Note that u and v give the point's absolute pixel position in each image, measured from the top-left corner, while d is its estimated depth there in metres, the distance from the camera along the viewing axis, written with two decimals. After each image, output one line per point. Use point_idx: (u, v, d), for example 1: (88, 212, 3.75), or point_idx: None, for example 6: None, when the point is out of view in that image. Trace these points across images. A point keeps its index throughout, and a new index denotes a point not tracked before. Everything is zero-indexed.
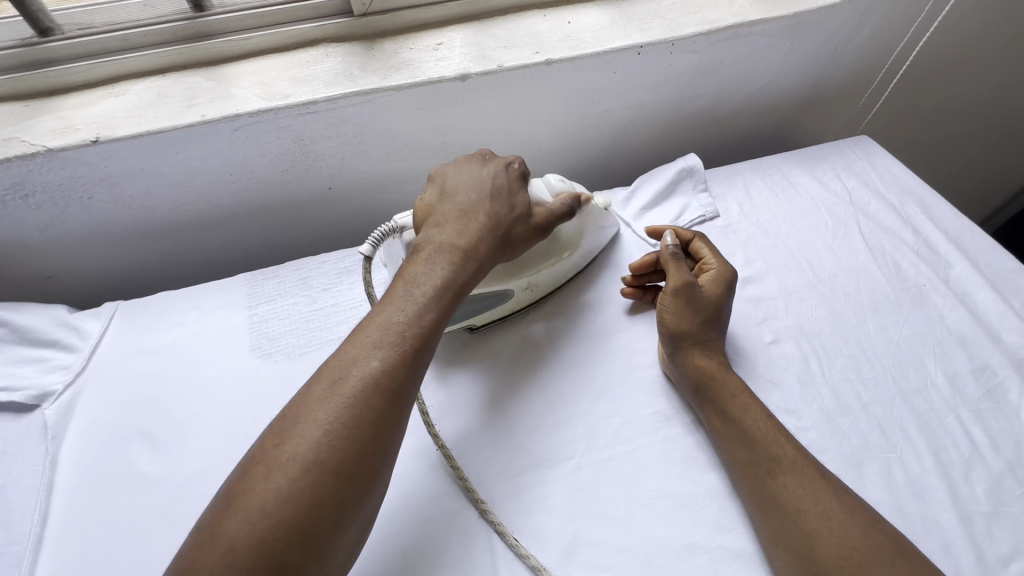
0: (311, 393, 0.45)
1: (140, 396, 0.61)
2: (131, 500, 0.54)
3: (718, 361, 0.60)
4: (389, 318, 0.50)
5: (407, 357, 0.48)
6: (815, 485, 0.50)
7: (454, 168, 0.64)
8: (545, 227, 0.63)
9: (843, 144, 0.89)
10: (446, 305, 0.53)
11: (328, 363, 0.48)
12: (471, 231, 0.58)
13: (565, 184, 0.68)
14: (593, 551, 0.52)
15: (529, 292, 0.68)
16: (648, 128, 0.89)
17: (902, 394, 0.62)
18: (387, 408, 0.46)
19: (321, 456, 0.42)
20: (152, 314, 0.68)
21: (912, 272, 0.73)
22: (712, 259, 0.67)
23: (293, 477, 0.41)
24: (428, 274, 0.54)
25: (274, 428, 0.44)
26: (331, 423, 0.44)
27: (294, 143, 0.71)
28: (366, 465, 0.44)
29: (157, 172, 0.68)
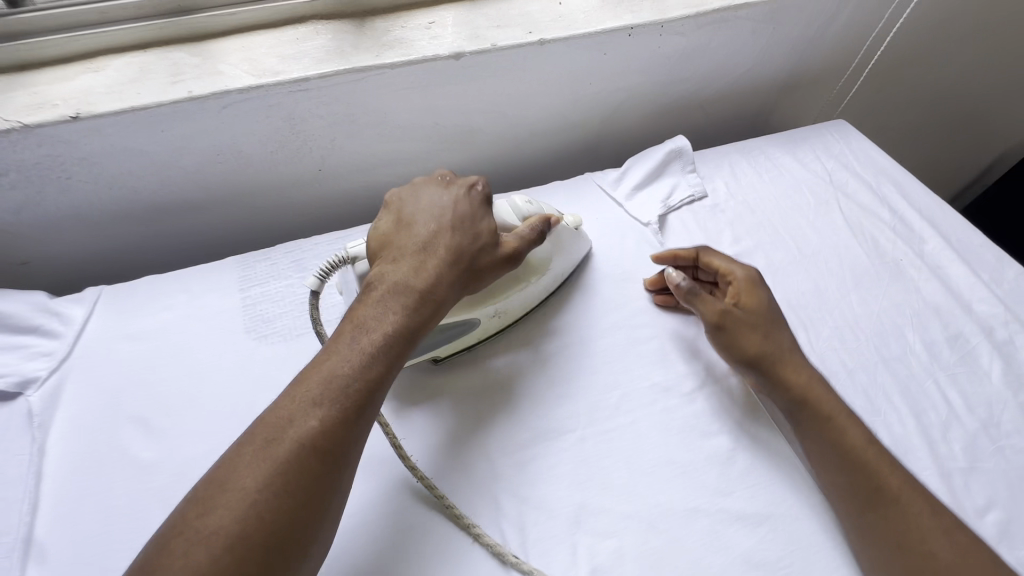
0: (242, 457, 0.44)
1: (131, 381, 0.59)
2: (126, 486, 0.53)
3: (811, 374, 0.58)
4: (329, 373, 0.48)
5: (346, 416, 0.47)
6: (858, 432, 0.55)
7: (412, 195, 0.62)
8: (514, 256, 0.60)
9: (822, 127, 0.93)
10: (392, 357, 0.51)
11: (265, 420, 0.46)
12: (424, 273, 0.55)
13: (532, 205, 0.66)
14: (599, 519, 0.53)
15: (499, 319, 0.65)
16: (636, 111, 0.90)
17: (884, 361, 0.65)
18: (321, 471, 0.45)
19: (247, 531, 0.41)
20: (139, 298, 0.65)
21: (889, 247, 0.76)
22: (734, 268, 0.66)
23: (216, 557, 0.39)
24: (376, 322, 0.52)
25: (199, 495, 0.43)
26: (261, 493, 0.42)
27: (285, 122, 0.69)
28: (300, 534, 0.43)
29: (140, 150, 0.65)
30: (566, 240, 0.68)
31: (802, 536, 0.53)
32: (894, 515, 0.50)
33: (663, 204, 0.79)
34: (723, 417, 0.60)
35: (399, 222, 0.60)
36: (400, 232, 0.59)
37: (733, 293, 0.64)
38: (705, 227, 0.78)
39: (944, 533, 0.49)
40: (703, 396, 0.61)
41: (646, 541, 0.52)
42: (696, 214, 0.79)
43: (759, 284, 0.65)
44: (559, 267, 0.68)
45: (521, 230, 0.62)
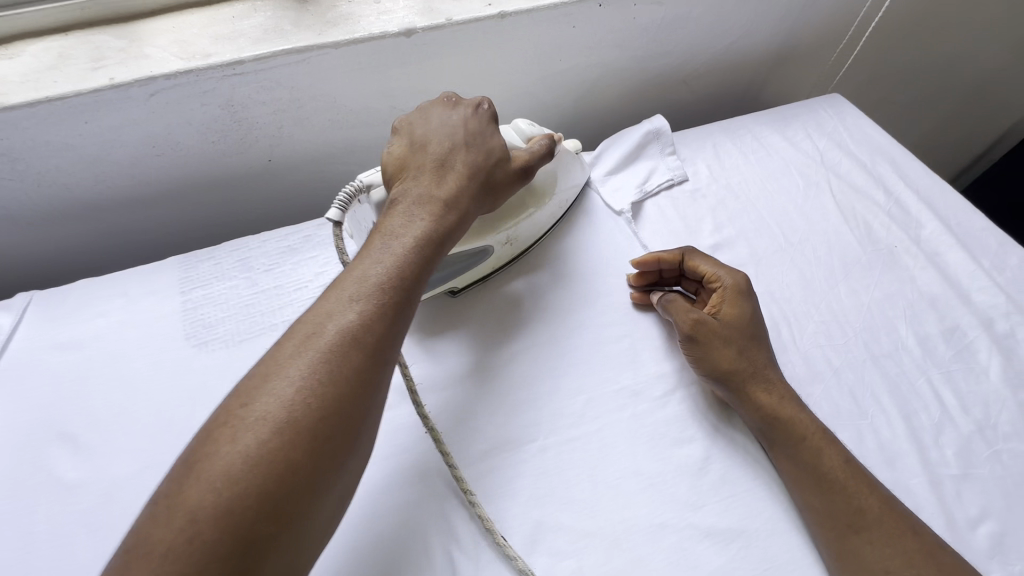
0: (282, 350, 0.41)
1: (60, 394, 0.55)
2: (49, 509, 0.49)
3: (781, 393, 0.54)
4: (364, 272, 0.45)
5: (385, 309, 0.44)
6: (832, 450, 0.51)
7: (425, 111, 0.58)
8: (524, 172, 0.59)
9: (815, 102, 0.86)
10: (427, 255, 0.49)
11: (300, 321, 0.43)
12: (449, 180, 0.53)
13: (536, 127, 0.64)
14: (557, 537, 0.49)
15: (510, 247, 0.65)
16: (613, 89, 0.84)
17: (873, 358, 0.61)
18: (366, 364, 0.41)
19: (294, 416, 0.38)
20: (72, 303, 0.61)
21: (883, 233, 0.71)
22: (719, 272, 0.61)
23: (263, 440, 0.37)
24: (406, 224, 0.49)
25: (239, 390, 0.40)
26: (305, 381, 0.39)
27: (223, 110, 0.64)
28: (349, 428, 0.40)
29: (65, 144, 0.60)
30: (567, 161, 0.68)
31: (778, 553, 0.49)
32: (876, 541, 0.47)
33: (639, 190, 0.74)
34: (697, 423, 0.56)
35: (417, 135, 0.56)
36: (418, 143, 0.56)
37: (714, 304, 0.60)
38: (684, 214, 0.72)
39: (930, 556, 0.46)
40: (675, 400, 0.57)
41: (608, 560, 0.48)
42: (675, 200, 0.74)
43: (748, 294, 0.59)
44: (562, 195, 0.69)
45: (531, 146, 0.61)
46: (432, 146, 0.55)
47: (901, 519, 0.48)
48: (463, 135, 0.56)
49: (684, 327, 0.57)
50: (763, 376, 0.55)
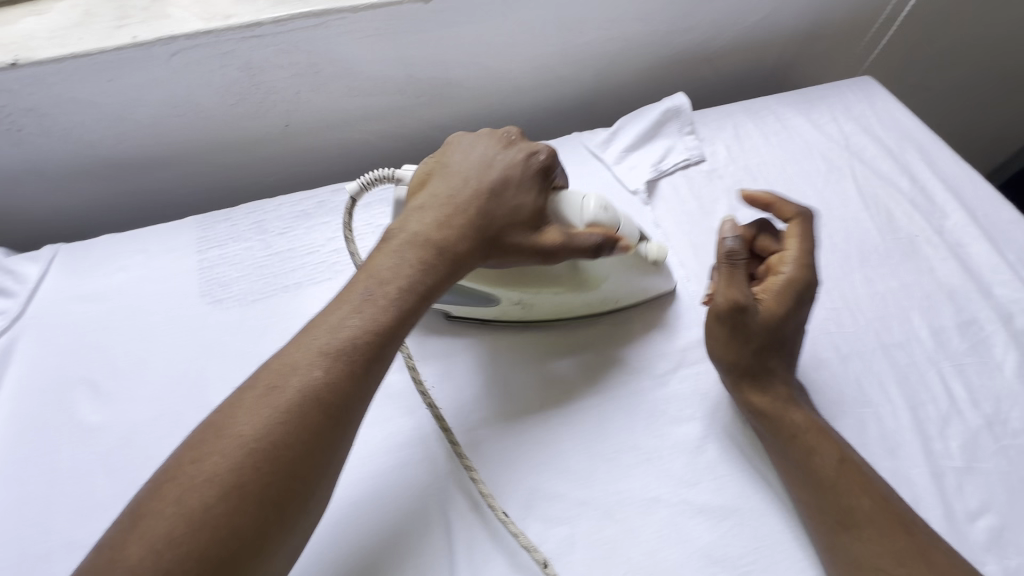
0: (244, 400, 0.42)
1: (81, 343, 0.58)
2: (71, 449, 0.52)
3: (777, 393, 0.53)
4: (338, 324, 0.45)
5: (351, 369, 0.44)
6: (828, 445, 0.50)
7: (461, 142, 0.57)
8: (549, 254, 0.51)
9: (844, 85, 0.83)
10: (407, 312, 0.47)
11: (271, 366, 0.44)
12: (452, 227, 0.51)
13: (607, 213, 0.53)
14: (551, 504, 0.50)
15: (519, 309, 0.58)
16: (632, 65, 0.82)
17: (883, 347, 0.60)
18: (321, 427, 0.42)
19: (241, 480, 0.39)
20: (95, 257, 0.63)
21: (905, 222, 0.69)
22: (792, 264, 0.55)
23: (208, 502, 0.38)
24: (391, 271, 0.48)
25: (198, 437, 0.41)
26: (258, 442, 0.40)
27: (242, 73, 0.64)
28: (294, 491, 0.40)
29: (90, 102, 0.62)
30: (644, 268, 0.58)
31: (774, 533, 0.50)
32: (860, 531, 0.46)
33: (654, 169, 0.73)
34: (698, 402, 0.56)
35: (434, 170, 0.55)
36: (434, 179, 0.54)
37: (763, 289, 0.55)
38: (699, 195, 0.71)
39: (915, 549, 0.45)
40: (677, 379, 0.57)
41: (599, 530, 0.49)
42: (691, 180, 0.72)
43: (803, 306, 0.55)
44: (612, 291, 0.59)
45: (577, 235, 0.51)
46: (444, 185, 0.53)
47: (895, 516, 0.47)
48: (484, 176, 0.53)
49: (727, 296, 0.53)
50: (767, 373, 0.53)
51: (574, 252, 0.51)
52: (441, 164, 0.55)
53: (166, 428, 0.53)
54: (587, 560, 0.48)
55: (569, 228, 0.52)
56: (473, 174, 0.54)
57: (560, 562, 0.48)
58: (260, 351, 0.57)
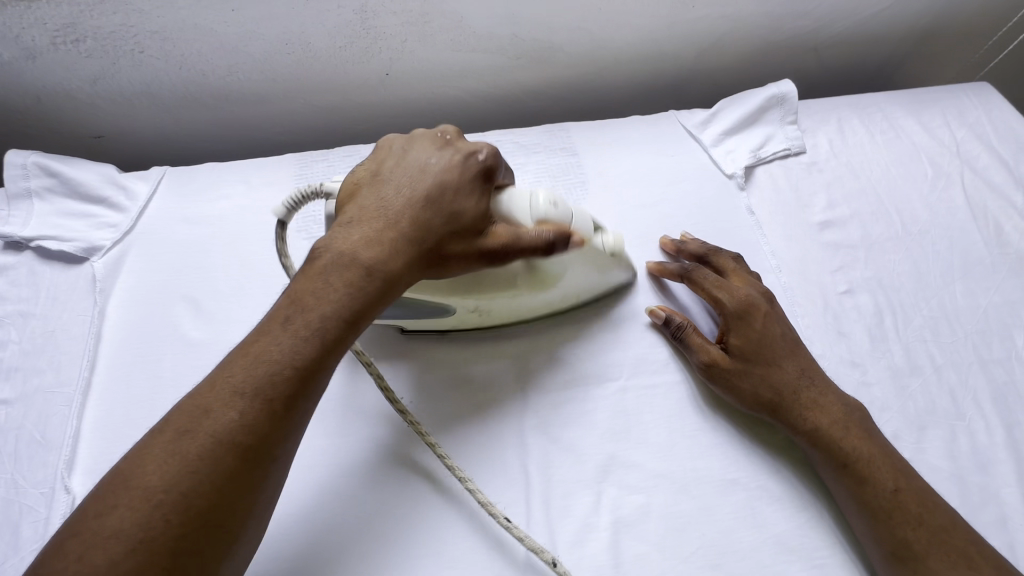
0: (152, 447, 0.37)
1: (185, 262, 0.60)
2: (174, 360, 0.54)
3: (830, 420, 0.51)
4: (262, 355, 0.40)
5: (273, 410, 0.39)
6: (884, 474, 0.48)
7: (393, 147, 0.52)
8: (498, 253, 0.48)
9: (960, 89, 0.79)
10: (336, 341, 0.43)
11: (183, 407, 0.39)
12: (387, 244, 0.46)
13: (555, 209, 0.51)
14: (628, 472, 0.51)
15: (478, 316, 0.55)
16: (736, 48, 0.79)
17: (981, 363, 0.57)
18: (241, 475, 0.38)
19: (145, 541, 0.34)
20: (201, 182, 0.66)
21: (1015, 237, 0.66)
22: (723, 293, 0.56)
23: (105, 567, 0.33)
24: (321, 297, 0.43)
25: (105, 485, 0.37)
26: (166, 494, 0.36)
27: (355, 15, 0.65)
28: (202, 553, 0.36)
29: (210, 30, 0.64)
30: (591, 258, 0.55)
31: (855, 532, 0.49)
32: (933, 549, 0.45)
33: (752, 155, 0.70)
34: None
35: (367, 178, 0.50)
36: (367, 187, 0.49)
37: (723, 330, 0.56)
38: (796, 187, 0.69)
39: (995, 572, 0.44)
40: None
41: (675, 503, 0.49)
42: (789, 171, 0.70)
43: (759, 311, 0.55)
44: (570, 286, 0.56)
45: (526, 232, 0.49)
46: (377, 197, 0.49)
47: (958, 549, 0.45)
48: (418, 186, 0.49)
49: (698, 360, 0.54)
50: (803, 401, 0.52)
51: (526, 251, 0.48)
52: (376, 169, 0.50)
53: None
54: (661, 530, 0.48)
55: (520, 224, 0.49)
56: (409, 183, 0.49)
57: (634, 529, 0.48)
58: None
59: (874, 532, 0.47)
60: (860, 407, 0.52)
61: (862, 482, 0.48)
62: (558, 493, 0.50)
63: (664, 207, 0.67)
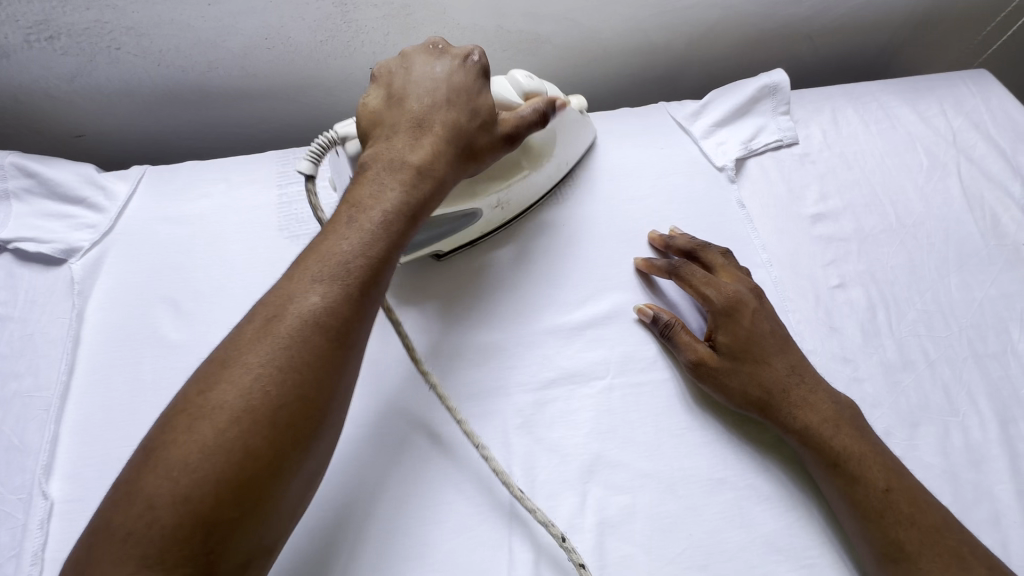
0: (240, 336, 0.40)
1: (165, 263, 0.59)
2: (154, 363, 0.54)
3: (820, 418, 0.50)
4: (332, 247, 0.43)
5: (350, 288, 0.42)
6: (876, 473, 0.47)
7: (397, 67, 0.54)
8: (512, 138, 0.53)
9: (957, 76, 0.77)
10: (400, 232, 0.46)
11: (264, 301, 0.42)
12: (426, 144, 0.49)
13: (533, 81, 0.58)
14: (614, 472, 0.50)
15: (500, 211, 0.60)
16: (728, 36, 0.78)
17: (976, 357, 0.56)
18: (328, 346, 0.40)
19: (254, 405, 0.37)
20: (182, 181, 0.65)
21: (1012, 229, 0.64)
22: (711, 290, 0.55)
23: (222, 428, 0.37)
24: (377, 195, 0.46)
25: (200, 375, 0.40)
26: (263, 367, 0.38)
27: (335, 8, 0.63)
28: (307, 414, 0.39)
29: (187, 25, 0.62)
30: (571, 127, 0.64)
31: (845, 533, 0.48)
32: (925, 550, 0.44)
33: (743, 147, 0.69)
34: None
35: (389, 99, 0.52)
36: (394, 104, 0.52)
37: (709, 326, 0.55)
38: (788, 178, 0.68)
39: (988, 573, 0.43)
40: None
41: (661, 503, 0.49)
42: (781, 163, 0.69)
43: (747, 308, 0.54)
44: (562, 156, 0.64)
45: (522, 109, 0.54)
46: (402, 109, 0.51)
47: (951, 549, 0.44)
48: (439, 95, 0.52)
49: (685, 359, 0.53)
50: (792, 399, 0.51)
51: (527, 128, 0.54)
52: (392, 88, 0.53)
53: None
54: (648, 531, 0.47)
55: (513, 105, 0.55)
56: (429, 95, 0.52)
57: (620, 529, 0.48)
58: None
59: (865, 533, 0.46)
60: (852, 405, 0.51)
61: (853, 481, 0.47)
62: (543, 494, 0.49)
63: (654, 201, 0.66)
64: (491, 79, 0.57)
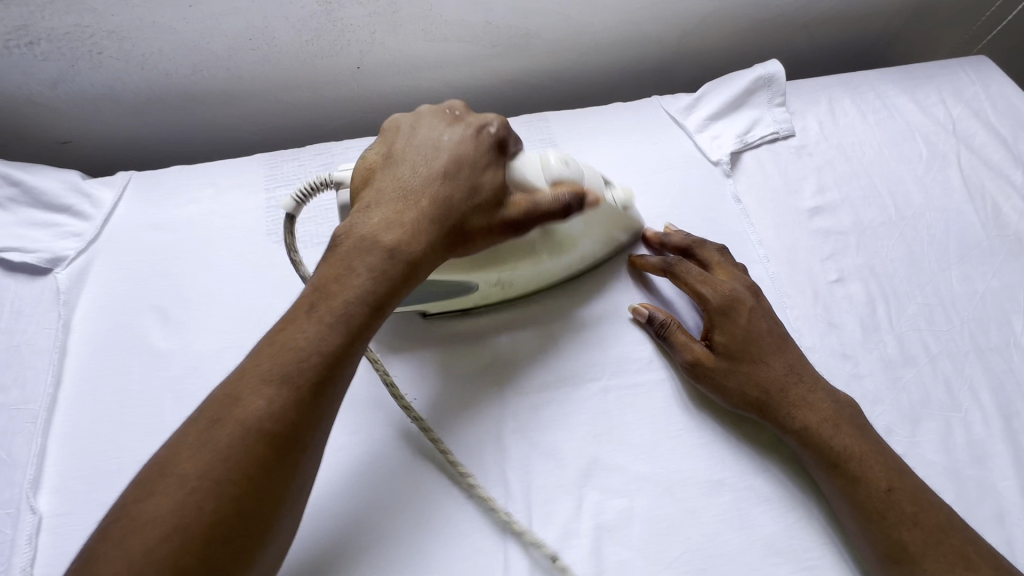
0: (189, 438, 0.38)
1: (153, 270, 0.59)
2: (142, 373, 0.53)
3: (819, 418, 0.49)
4: (288, 342, 0.42)
5: (303, 394, 0.40)
6: (878, 473, 0.46)
7: (403, 126, 0.53)
8: (518, 226, 0.50)
9: (956, 63, 0.75)
10: (361, 327, 0.44)
11: (217, 397, 0.41)
12: (404, 225, 0.47)
13: (569, 168, 0.53)
14: (610, 476, 0.49)
15: (501, 289, 0.56)
16: (722, 27, 0.76)
17: (978, 351, 0.55)
18: (273, 459, 0.38)
19: (186, 522, 0.36)
20: (168, 187, 0.64)
21: (1013, 218, 0.63)
22: (707, 289, 0.54)
23: (150, 548, 0.35)
24: (345, 283, 0.44)
25: (144, 477, 0.38)
26: (201, 480, 0.37)
27: (320, 7, 0.62)
28: (241, 532, 0.37)
29: (169, 27, 0.61)
30: (601, 224, 0.56)
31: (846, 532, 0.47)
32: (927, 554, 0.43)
33: (738, 140, 0.68)
34: None
35: (381, 163, 0.51)
36: (383, 170, 0.50)
37: (705, 326, 0.54)
38: (784, 171, 0.67)
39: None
40: None
41: (658, 507, 0.48)
42: (777, 156, 0.68)
43: (744, 306, 0.53)
44: (587, 245, 0.56)
45: (542, 195, 0.51)
46: (389, 182, 0.50)
47: (955, 550, 0.43)
48: (435, 165, 0.50)
49: (682, 359, 0.52)
50: (790, 399, 0.50)
51: (541, 218, 0.51)
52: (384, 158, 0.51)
53: (231, 361, 0.53)
54: (645, 535, 0.47)
55: (532, 189, 0.51)
56: (426, 163, 0.51)
57: (617, 534, 0.47)
58: None
59: (867, 533, 0.45)
60: (852, 403, 0.51)
61: (854, 481, 0.46)
62: (538, 498, 0.48)
63: (648, 197, 0.65)
64: (523, 154, 0.54)
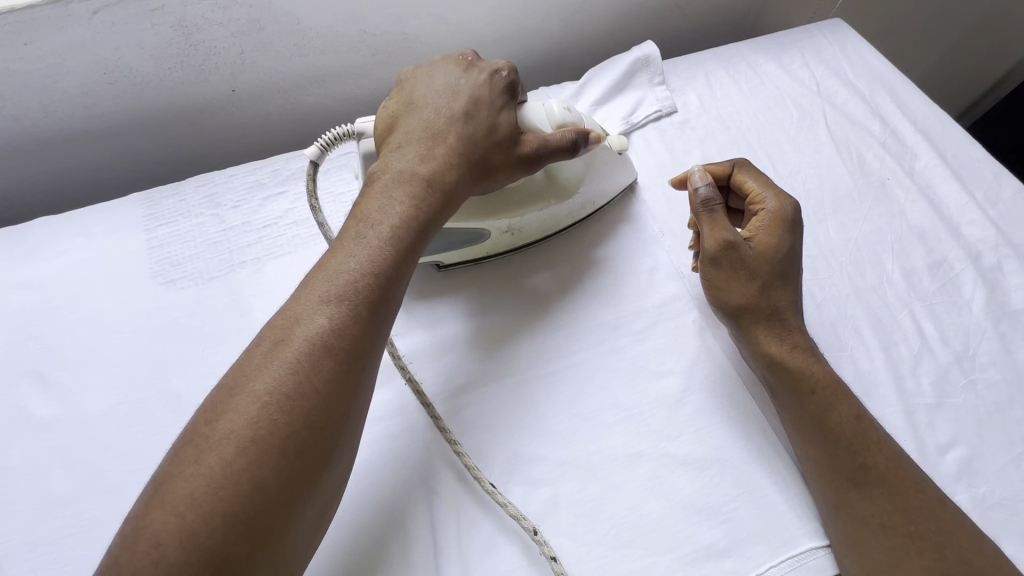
0: (252, 359, 0.39)
1: (26, 333, 0.54)
2: (24, 445, 0.49)
3: (793, 342, 0.52)
4: (338, 267, 0.43)
5: (361, 313, 0.41)
6: (845, 403, 0.49)
7: (416, 77, 0.54)
8: (533, 159, 0.52)
9: (814, 28, 0.81)
10: (409, 251, 0.45)
11: (274, 323, 0.41)
12: (437, 158, 0.49)
13: (571, 114, 0.55)
14: (533, 467, 0.50)
15: (511, 237, 0.59)
16: (598, 15, 0.78)
17: (857, 292, 0.60)
18: (335, 375, 0.39)
19: (261, 434, 0.36)
20: (33, 241, 0.59)
21: (876, 165, 0.68)
22: (768, 195, 0.56)
23: (229, 460, 0.35)
24: (387, 210, 0.46)
25: (211, 401, 0.39)
26: (272, 394, 0.37)
27: (176, 33, 0.59)
28: (315, 444, 0.37)
29: (5, 69, 0.56)
30: (610, 164, 0.61)
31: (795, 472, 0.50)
32: (878, 496, 0.45)
33: (624, 123, 0.70)
34: (678, 355, 0.55)
35: (401, 111, 0.52)
36: (407, 116, 0.51)
37: (752, 227, 0.56)
38: (671, 146, 0.69)
39: (930, 513, 0.44)
40: (656, 333, 0.56)
41: (582, 488, 0.49)
42: (663, 133, 0.70)
43: (796, 227, 0.55)
44: (592, 193, 0.61)
45: (550, 134, 0.52)
46: (415, 118, 0.51)
47: (906, 481, 0.46)
48: (458, 107, 0.51)
49: (714, 239, 0.53)
50: (780, 320, 0.52)
51: (554, 152, 0.52)
52: (407, 97, 0.52)
53: (124, 417, 0.50)
54: (572, 518, 0.48)
55: (541, 131, 0.53)
56: (445, 104, 0.52)
57: (545, 522, 0.48)
58: (222, 332, 0.54)
59: (819, 467, 0.48)
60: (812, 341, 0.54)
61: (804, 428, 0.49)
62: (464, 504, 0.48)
63: None
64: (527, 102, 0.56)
